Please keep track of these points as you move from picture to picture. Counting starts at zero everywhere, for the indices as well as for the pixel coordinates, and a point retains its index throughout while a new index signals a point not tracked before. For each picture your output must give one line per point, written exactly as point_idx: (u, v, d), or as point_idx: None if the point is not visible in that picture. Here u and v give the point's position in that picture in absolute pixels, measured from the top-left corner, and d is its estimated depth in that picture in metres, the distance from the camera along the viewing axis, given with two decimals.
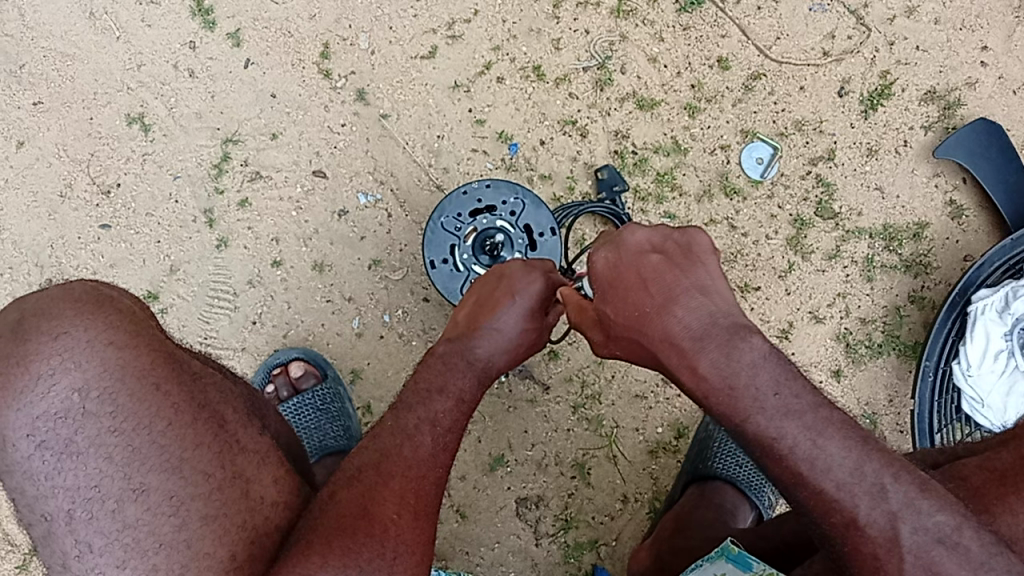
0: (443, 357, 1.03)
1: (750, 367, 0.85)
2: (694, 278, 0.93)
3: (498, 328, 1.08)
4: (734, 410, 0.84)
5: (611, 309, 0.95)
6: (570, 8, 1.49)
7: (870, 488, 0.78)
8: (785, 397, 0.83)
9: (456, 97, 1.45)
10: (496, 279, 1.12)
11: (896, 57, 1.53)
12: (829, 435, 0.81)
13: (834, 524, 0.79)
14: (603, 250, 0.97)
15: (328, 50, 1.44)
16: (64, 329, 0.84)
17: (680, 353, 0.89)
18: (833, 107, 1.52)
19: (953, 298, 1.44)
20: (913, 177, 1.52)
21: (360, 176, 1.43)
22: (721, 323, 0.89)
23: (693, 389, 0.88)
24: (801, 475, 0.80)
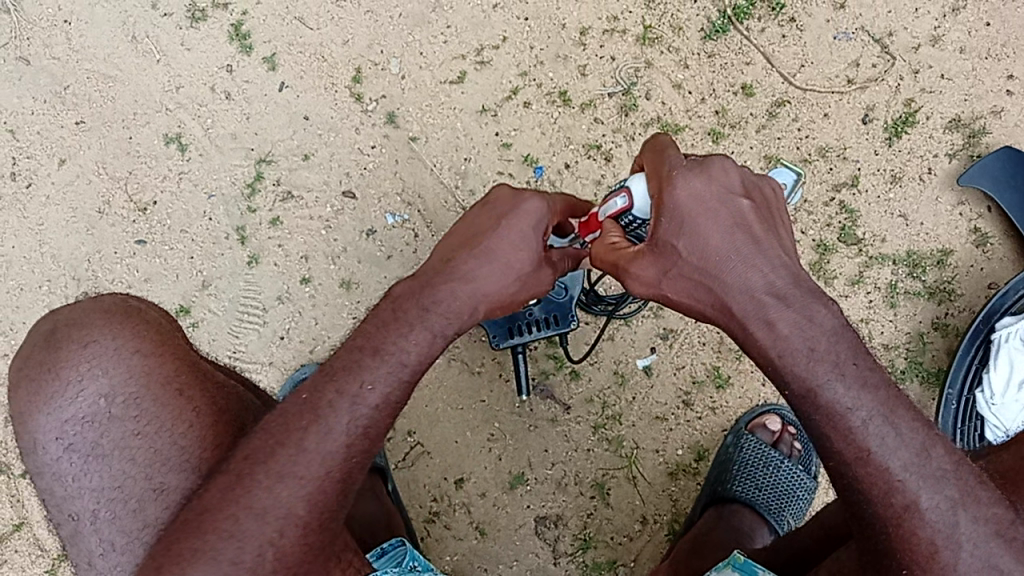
0: (400, 301, 0.93)
1: (831, 331, 0.86)
2: (778, 234, 0.91)
3: (481, 267, 0.93)
4: (809, 372, 0.85)
5: (688, 246, 0.89)
6: (597, 35, 1.52)
7: (936, 473, 0.83)
8: (862, 367, 0.85)
9: (484, 121, 1.49)
10: (493, 210, 0.97)
11: (921, 86, 1.55)
12: (899, 416, 0.84)
13: (891, 506, 0.83)
14: (696, 179, 0.90)
15: (360, 75, 1.48)
16: (92, 338, 0.94)
17: (756, 306, 0.87)
18: (856, 134, 1.54)
19: (977, 325, 1.45)
20: (938, 204, 1.53)
21: (388, 197, 1.46)
22: (796, 279, 0.88)
23: (755, 342, 0.88)
24: (867, 455, 0.83)
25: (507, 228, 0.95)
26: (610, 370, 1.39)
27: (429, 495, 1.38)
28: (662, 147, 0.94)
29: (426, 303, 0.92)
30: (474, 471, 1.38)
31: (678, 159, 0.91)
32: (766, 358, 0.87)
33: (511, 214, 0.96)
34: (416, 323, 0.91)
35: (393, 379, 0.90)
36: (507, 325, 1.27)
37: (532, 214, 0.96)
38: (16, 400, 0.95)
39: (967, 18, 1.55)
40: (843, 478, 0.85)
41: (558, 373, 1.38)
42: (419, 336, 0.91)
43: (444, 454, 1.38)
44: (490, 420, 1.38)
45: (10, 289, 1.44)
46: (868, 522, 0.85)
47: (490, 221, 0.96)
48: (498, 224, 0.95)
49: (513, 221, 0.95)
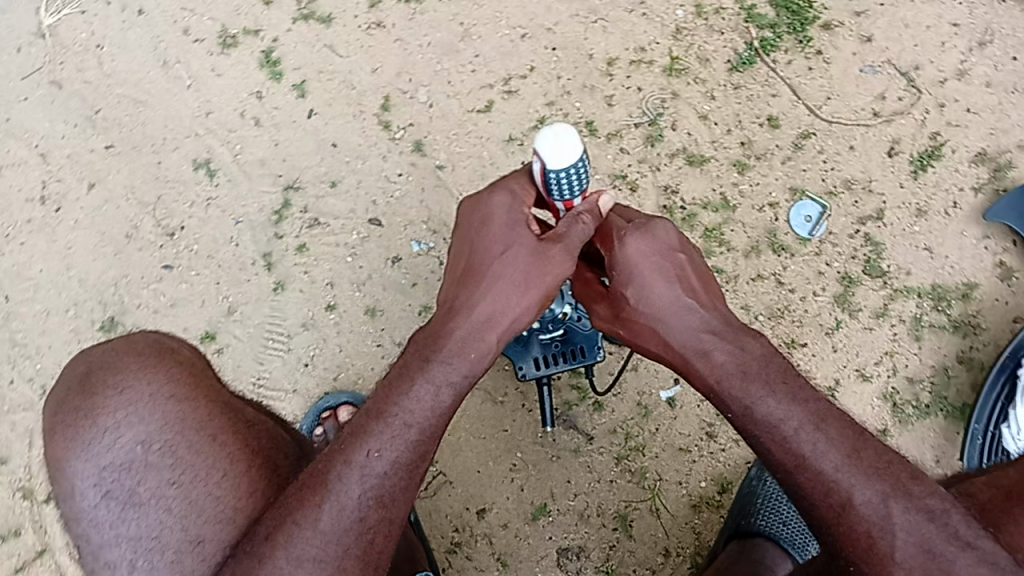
0: (408, 357, 0.97)
1: (761, 356, 0.94)
2: (711, 289, 1.02)
3: (472, 293, 0.98)
4: (742, 392, 0.92)
5: (634, 295, 1.00)
6: (624, 67, 1.54)
7: (867, 470, 0.86)
8: (791, 386, 0.92)
9: (511, 149, 1.47)
10: (470, 231, 1.03)
11: (946, 119, 1.56)
12: (829, 425, 0.89)
13: (831, 505, 0.86)
14: (638, 236, 1.01)
15: (389, 102, 1.49)
16: (128, 383, 0.99)
17: (694, 345, 0.97)
18: (882, 167, 1.54)
19: (1004, 359, 1.44)
20: (963, 239, 1.52)
21: (413, 225, 1.45)
22: (727, 320, 0.98)
23: (693, 373, 0.96)
24: (803, 462, 0.87)
25: (485, 248, 1.00)
26: (634, 402, 1.40)
27: (450, 525, 1.37)
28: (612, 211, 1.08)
29: (426, 353, 0.96)
30: (496, 502, 1.37)
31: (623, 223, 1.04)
32: (707, 385, 0.95)
33: (484, 233, 1.01)
34: (417, 377, 0.94)
35: (398, 443, 0.92)
36: (533, 356, 1.27)
37: (504, 224, 1.01)
38: (52, 446, 0.98)
39: (993, 53, 1.58)
40: (790, 488, 0.89)
41: (581, 403, 1.40)
42: (422, 390, 0.94)
43: (465, 485, 1.38)
44: (512, 450, 1.38)
45: (36, 313, 1.45)
46: (818, 526, 0.87)
47: (469, 246, 1.02)
48: (477, 248, 1.01)
49: (487, 239, 1.01)
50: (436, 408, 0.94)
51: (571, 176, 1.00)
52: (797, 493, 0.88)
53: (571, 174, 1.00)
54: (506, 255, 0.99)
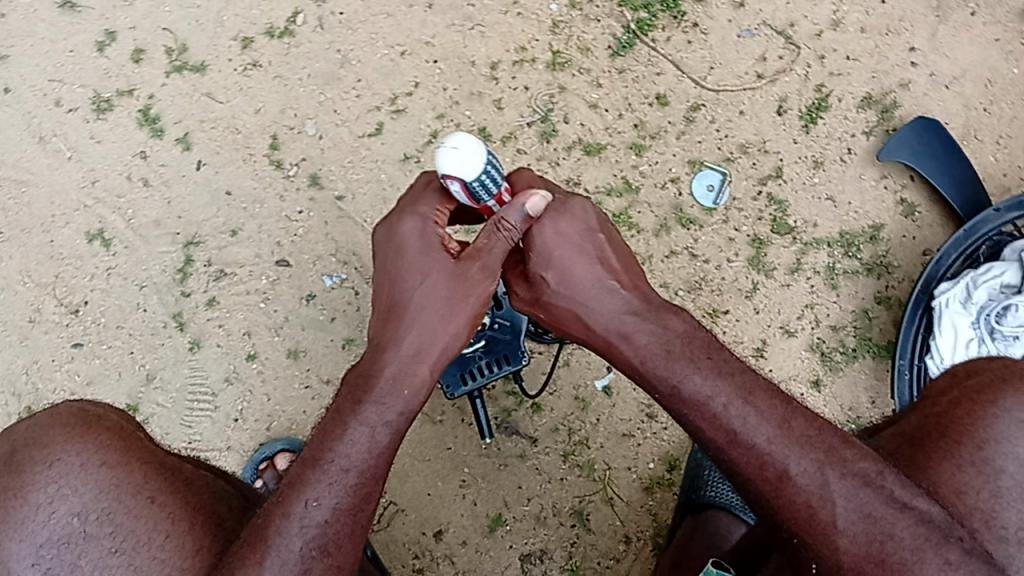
0: (341, 400, 0.95)
1: (684, 333, 0.96)
2: (630, 266, 1.03)
3: (399, 326, 0.98)
4: (669, 373, 0.93)
5: (554, 278, 1.01)
6: (507, 68, 1.54)
7: (800, 440, 0.88)
8: (716, 360, 0.93)
9: (409, 168, 1.47)
10: (386, 259, 1.01)
11: (829, 69, 1.60)
12: (757, 398, 0.90)
13: (767, 478, 0.87)
14: (556, 217, 1.01)
15: (278, 141, 1.47)
16: (55, 456, 0.95)
17: (619, 329, 0.98)
18: (774, 127, 1.57)
19: (917, 294, 1.47)
20: (862, 182, 1.57)
21: (323, 260, 1.43)
22: (649, 299, 1.00)
23: (619, 356, 0.98)
24: (735, 436, 0.89)
25: (404, 278, 0.99)
26: (571, 397, 1.40)
27: (409, 553, 1.36)
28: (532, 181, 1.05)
29: (358, 393, 0.95)
30: (451, 521, 1.36)
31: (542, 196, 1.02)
32: (631, 368, 0.97)
33: (400, 263, 1.00)
34: (351, 421, 0.93)
35: (337, 489, 0.90)
36: (458, 373, 1.26)
37: (419, 244, 1.00)
38: None
39: None
40: (725, 466, 0.90)
41: (520, 408, 1.39)
42: (357, 435, 0.92)
43: (418, 510, 1.37)
44: (458, 467, 1.37)
45: None
46: (757, 499, 0.88)
47: (386, 273, 1.01)
48: (395, 278, 0.99)
49: (403, 268, 0.99)
50: (373, 449, 0.92)
51: (487, 181, 0.97)
52: (732, 469, 0.90)
53: (485, 180, 0.97)
54: (426, 281, 0.98)
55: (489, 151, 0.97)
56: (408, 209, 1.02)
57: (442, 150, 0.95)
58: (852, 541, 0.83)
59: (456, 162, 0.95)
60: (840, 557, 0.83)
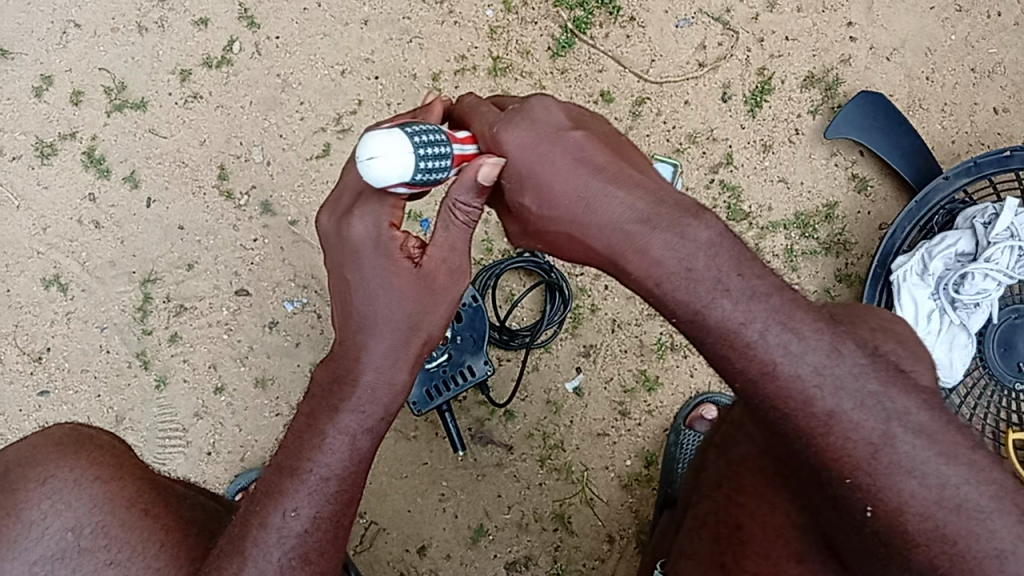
0: (314, 404, 0.91)
1: (707, 244, 0.78)
2: (629, 160, 0.85)
3: (365, 335, 0.88)
4: (691, 299, 0.78)
5: (532, 200, 0.86)
6: (450, 78, 1.55)
7: (852, 371, 0.77)
8: (748, 275, 0.78)
9: None
10: (337, 259, 0.90)
11: (769, 52, 1.61)
12: (800, 323, 0.78)
13: (814, 416, 0.76)
14: (516, 128, 0.87)
15: (225, 170, 1.47)
16: (48, 474, 0.94)
17: (620, 236, 0.80)
18: (720, 114, 1.59)
19: (875, 269, 1.50)
20: (812, 161, 1.60)
21: (282, 285, 1.44)
22: (656, 195, 0.81)
23: (631, 273, 0.81)
24: (772, 368, 0.77)
25: (357, 282, 0.88)
26: (543, 400, 1.40)
27: (394, 571, 1.36)
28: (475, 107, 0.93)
29: (331, 402, 0.89)
30: (434, 536, 1.37)
31: (494, 117, 0.90)
32: (647, 291, 0.80)
33: (353, 263, 0.88)
34: (326, 429, 0.89)
35: (317, 498, 0.89)
36: (422, 390, 1.27)
37: (378, 248, 0.88)
38: None
39: None
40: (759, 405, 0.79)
41: (492, 417, 1.39)
42: (335, 446, 0.89)
43: (400, 527, 1.37)
44: (436, 481, 1.37)
45: None
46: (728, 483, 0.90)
47: (338, 273, 0.90)
48: (349, 281, 0.88)
49: (357, 271, 0.88)
50: (353, 453, 0.90)
51: (427, 163, 0.84)
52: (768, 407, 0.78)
53: (426, 164, 0.84)
54: (387, 286, 0.88)
55: (416, 142, 0.83)
56: (357, 200, 0.89)
57: (364, 165, 0.81)
58: (921, 485, 0.74)
59: (379, 177, 0.82)
60: (905, 500, 0.74)
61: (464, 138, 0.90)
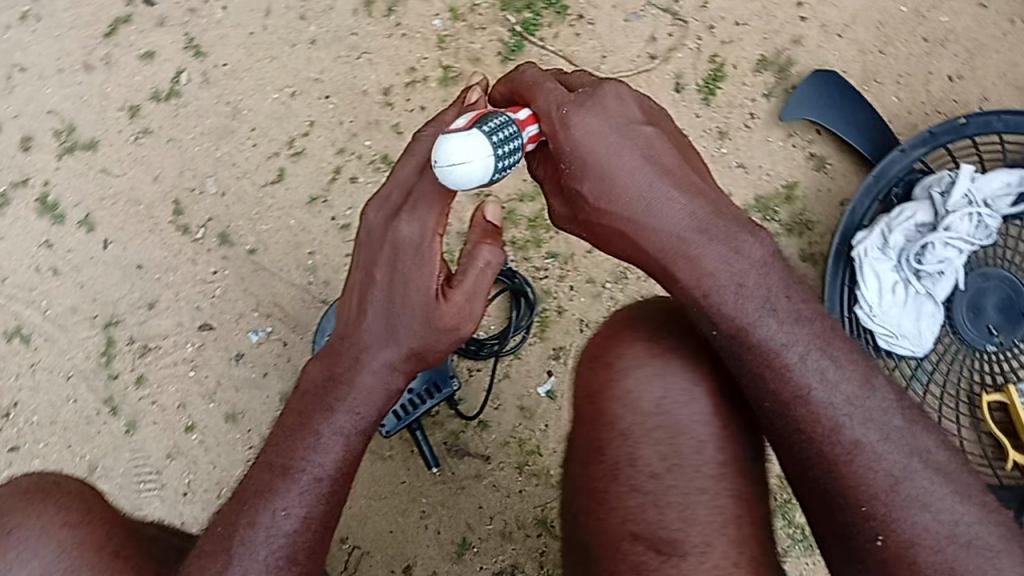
0: (311, 400, 0.96)
1: (760, 262, 0.89)
2: (686, 162, 0.94)
3: (385, 337, 0.95)
4: (739, 313, 0.87)
5: (592, 190, 0.92)
6: (400, 92, 1.53)
7: (884, 405, 0.85)
8: (793, 300, 0.89)
9: (315, 210, 1.47)
10: (378, 252, 0.95)
11: (720, 39, 1.62)
12: (836, 352, 0.87)
13: (840, 442, 0.84)
14: (588, 118, 0.92)
15: (180, 205, 1.47)
16: (14, 523, 0.94)
17: (678, 244, 0.90)
18: (675, 105, 1.59)
19: (837, 247, 1.49)
20: (770, 144, 1.60)
21: (245, 316, 1.43)
22: (715, 207, 0.91)
23: (680, 279, 0.90)
24: (807, 393, 0.85)
25: (397, 281, 0.94)
26: (516, 408, 1.41)
27: None
28: (540, 83, 0.95)
29: (326, 401, 0.95)
30: (418, 554, 1.37)
31: (561, 97, 0.93)
32: (690, 295, 0.90)
33: (394, 262, 0.94)
34: (324, 428, 0.94)
35: (307, 498, 0.92)
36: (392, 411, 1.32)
37: (418, 256, 0.93)
38: None
39: None
40: (785, 427, 0.86)
41: (467, 429, 1.40)
42: (331, 445, 0.94)
43: (383, 549, 1.37)
44: (417, 498, 1.38)
45: None
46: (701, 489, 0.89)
47: (371, 268, 0.95)
48: (388, 279, 0.94)
49: (398, 269, 0.94)
50: (345, 456, 0.95)
51: (505, 157, 0.88)
52: (791, 429, 0.85)
53: (504, 158, 0.88)
54: (415, 292, 0.93)
55: (496, 143, 0.87)
56: (407, 202, 0.95)
57: (448, 171, 0.86)
58: (934, 519, 0.81)
59: (460, 179, 0.86)
60: (918, 533, 0.81)
61: (527, 118, 0.93)
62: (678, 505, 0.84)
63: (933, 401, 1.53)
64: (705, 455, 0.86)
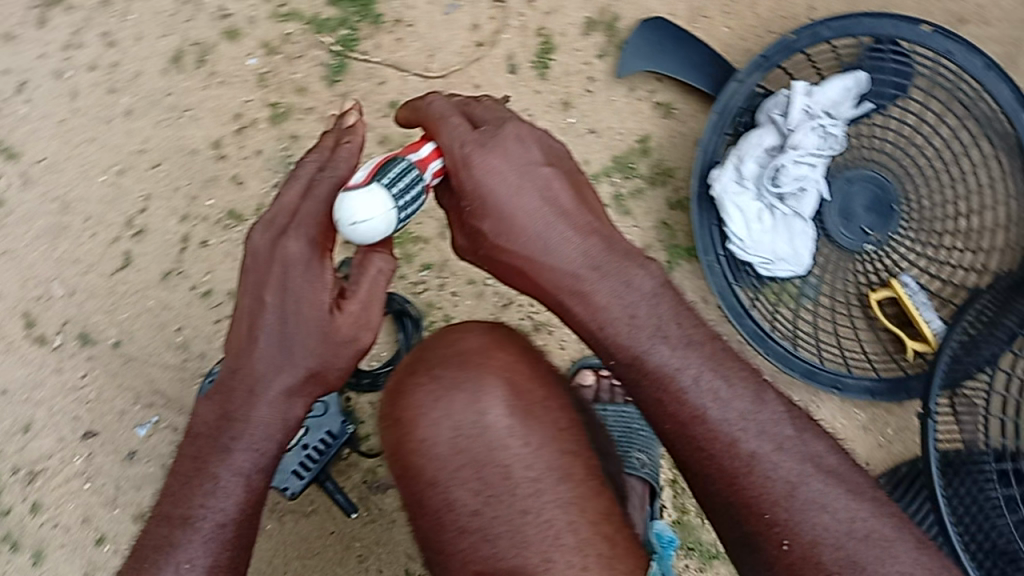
0: (204, 440, 1.00)
1: (650, 294, 0.98)
2: (584, 201, 0.99)
3: (280, 366, 0.97)
4: (635, 340, 0.97)
5: (493, 229, 0.96)
6: (232, 139, 1.52)
7: (772, 416, 0.96)
8: (684, 326, 0.99)
9: (172, 284, 1.48)
10: (267, 275, 0.96)
11: (544, 11, 1.59)
12: (727, 371, 0.97)
13: (738, 456, 0.94)
14: (490, 158, 0.93)
15: (32, 317, 1.45)
16: None
17: (572, 280, 0.97)
18: (512, 87, 1.58)
19: (698, 189, 1.49)
20: (614, 102, 1.60)
21: (127, 412, 1.45)
22: (606, 242, 0.99)
23: (575, 312, 0.99)
24: (703, 413, 0.95)
25: (289, 305, 0.95)
26: None
27: None
28: (445, 117, 0.94)
29: (222, 440, 0.98)
30: None
31: (464, 133, 0.93)
32: (590, 324, 0.99)
33: (285, 282, 0.95)
34: (220, 470, 0.98)
35: (207, 547, 0.96)
36: (292, 470, 1.33)
37: (309, 277, 0.95)
38: None
39: None
40: (687, 446, 0.96)
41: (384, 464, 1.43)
42: (227, 486, 0.98)
43: None
44: (350, 545, 1.41)
45: None
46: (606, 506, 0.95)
47: (259, 293, 0.96)
48: (280, 301, 0.95)
49: (290, 290, 0.95)
50: (244, 493, 0.99)
51: (406, 207, 0.90)
52: (692, 448, 0.96)
53: (405, 207, 0.90)
54: (305, 316, 0.96)
55: (396, 195, 0.89)
56: (295, 221, 0.96)
57: (350, 230, 0.88)
58: (833, 519, 0.92)
59: (365, 235, 0.89)
60: (819, 533, 0.92)
61: (430, 154, 0.94)
62: (507, 535, 0.91)
63: (825, 313, 1.56)
64: (514, 478, 0.93)
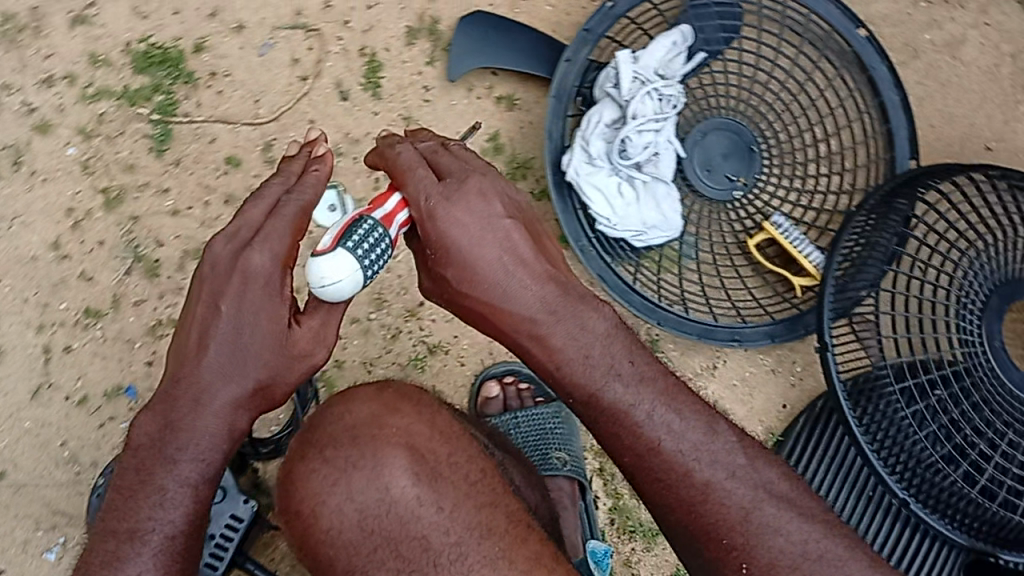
0: (147, 450, 0.91)
1: (604, 334, 0.95)
2: (548, 257, 0.95)
3: (231, 379, 0.90)
4: (591, 379, 0.95)
5: (454, 277, 0.92)
6: (71, 236, 1.44)
7: (727, 444, 0.95)
8: (639, 362, 0.96)
9: (44, 399, 1.40)
10: (224, 284, 0.89)
11: (361, 29, 1.54)
12: (679, 404, 0.95)
13: (694, 485, 0.93)
14: (450, 212, 0.89)
15: None
16: None
17: (528, 324, 0.93)
18: (349, 113, 1.52)
19: (553, 178, 1.46)
20: (456, 105, 1.55)
21: (31, 541, 1.37)
22: (564, 287, 0.93)
23: (531, 352, 0.96)
24: (658, 445, 0.94)
25: (249, 321, 0.89)
26: None
27: None
28: (412, 168, 0.91)
29: (167, 452, 0.90)
30: None
31: (430, 185, 0.89)
32: (550, 363, 0.96)
33: (241, 293, 0.88)
34: (166, 482, 0.90)
35: (157, 559, 0.89)
36: (205, 563, 1.26)
37: (268, 289, 0.89)
38: None
39: None
40: (643, 475, 0.95)
41: None
42: (175, 501, 0.90)
43: None
44: None
45: None
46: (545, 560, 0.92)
47: (214, 305, 0.89)
48: (236, 315, 0.89)
49: (246, 303, 0.89)
50: (192, 505, 0.91)
51: (375, 265, 0.88)
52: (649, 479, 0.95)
53: (373, 267, 0.88)
54: (262, 332, 0.89)
55: (363, 257, 0.86)
56: (257, 234, 0.89)
57: (318, 288, 0.86)
58: (788, 539, 0.91)
59: (335, 296, 0.86)
60: (775, 556, 0.90)
61: (398, 206, 0.90)
62: None
63: (709, 269, 1.56)
64: (434, 548, 0.90)
